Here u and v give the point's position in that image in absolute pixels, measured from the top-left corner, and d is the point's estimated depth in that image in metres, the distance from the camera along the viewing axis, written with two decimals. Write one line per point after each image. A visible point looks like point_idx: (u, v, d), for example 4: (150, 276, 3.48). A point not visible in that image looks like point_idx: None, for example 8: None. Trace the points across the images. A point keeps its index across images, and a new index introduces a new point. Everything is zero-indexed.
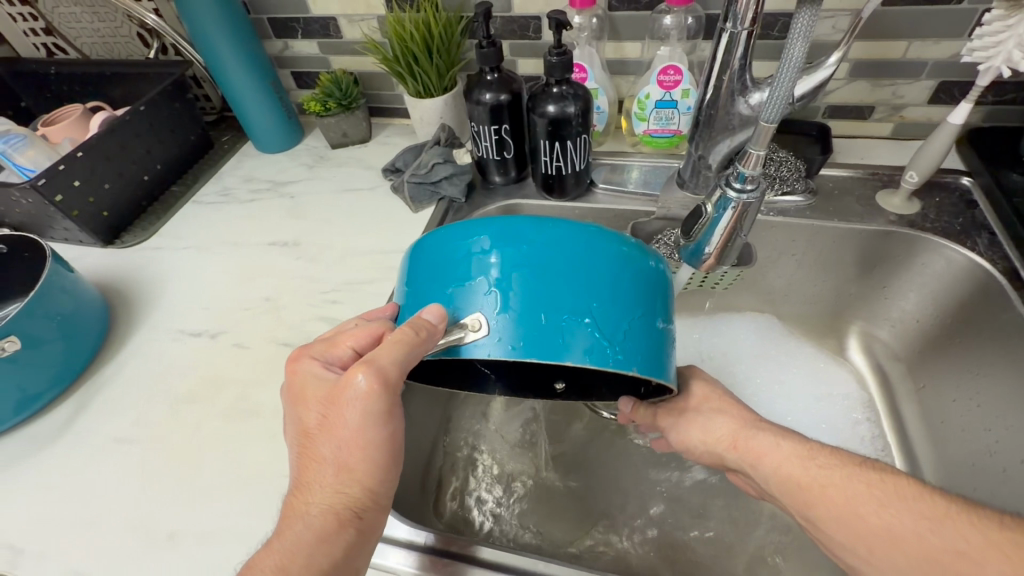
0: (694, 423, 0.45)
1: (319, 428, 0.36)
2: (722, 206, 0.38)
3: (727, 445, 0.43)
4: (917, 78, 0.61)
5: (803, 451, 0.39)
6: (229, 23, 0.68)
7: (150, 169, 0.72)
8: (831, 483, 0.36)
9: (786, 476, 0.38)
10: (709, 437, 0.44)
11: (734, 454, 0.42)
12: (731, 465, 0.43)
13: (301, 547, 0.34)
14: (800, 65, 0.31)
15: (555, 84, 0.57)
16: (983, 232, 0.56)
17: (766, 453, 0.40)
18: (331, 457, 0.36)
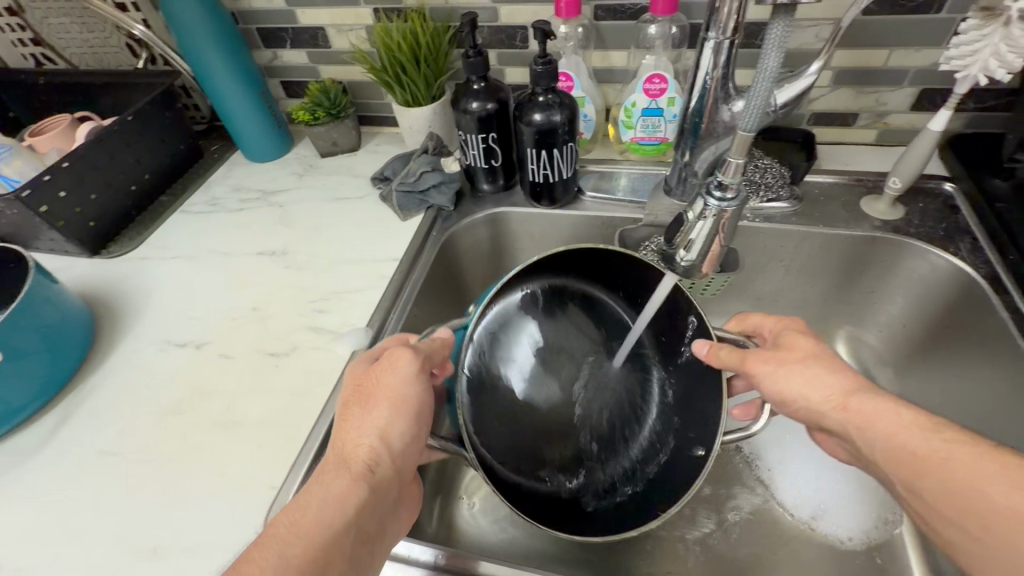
0: (797, 376, 0.40)
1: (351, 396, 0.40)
2: (704, 213, 0.38)
3: (837, 405, 0.38)
4: (899, 86, 0.62)
5: (929, 422, 0.34)
6: (217, 34, 0.69)
7: (138, 178, 0.72)
8: (957, 457, 0.31)
9: (901, 444, 0.34)
10: (818, 395, 0.39)
11: (842, 417, 0.37)
12: (829, 428, 0.39)
13: (321, 498, 0.34)
14: (776, 75, 0.31)
15: (541, 93, 0.57)
16: (966, 237, 0.56)
17: (876, 419, 0.36)
18: (368, 417, 0.39)
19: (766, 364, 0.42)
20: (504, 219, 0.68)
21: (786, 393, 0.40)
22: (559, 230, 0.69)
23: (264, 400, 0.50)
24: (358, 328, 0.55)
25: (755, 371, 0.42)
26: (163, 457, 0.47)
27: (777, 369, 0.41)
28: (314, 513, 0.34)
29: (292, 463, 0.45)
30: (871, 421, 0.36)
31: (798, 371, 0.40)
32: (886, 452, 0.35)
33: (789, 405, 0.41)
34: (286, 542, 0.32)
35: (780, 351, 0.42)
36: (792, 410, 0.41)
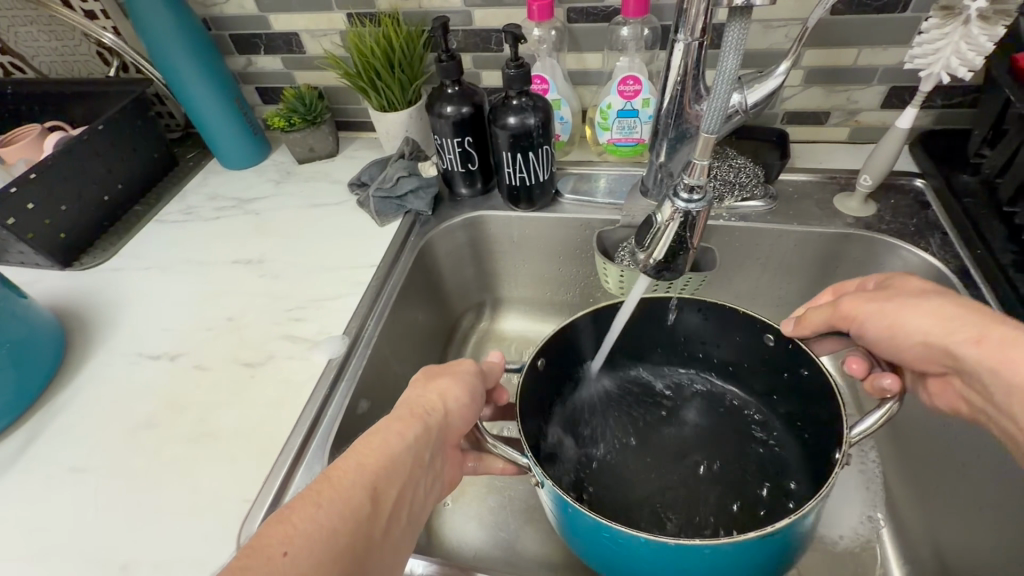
0: (916, 313, 0.39)
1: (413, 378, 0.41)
2: (672, 215, 0.38)
3: (971, 338, 0.36)
4: (868, 84, 0.63)
5: None
6: (188, 40, 0.68)
7: (110, 188, 0.71)
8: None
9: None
10: (942, 329, 0.38)
11: (976, 351, 0.36)
12: (956, 365, 0.38)
13: (385, 443, 0.35)
14: (735, 77, 0.31)
15: (515, 96, 0.57)
16: (935, 232, 0.57)
17: (1014, 358, 0.34)
18: (427, 386, 0.40)
19: (860, 304, 0.42)
20: (483, 222, 0.68)
21: (897, 326, 0.40)
22: (538, 233, 0.68)
23: (239, 411, 0.49)
24: (335, 335, 0.54)
25: (856, 313, 0.42)
26: (136, 473, 0.46)
27: (887, 305, 0.41)
28: (377, 452, 0.34)
29: (267, 475, 0.44)
30: (1010, 358, 0.34)
31: (914, 305, 0.39)
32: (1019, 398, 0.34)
33: (901, 341, 0.41)
34: (357, 459, 0.33)
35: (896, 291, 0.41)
36: (905, 345, 0.41)
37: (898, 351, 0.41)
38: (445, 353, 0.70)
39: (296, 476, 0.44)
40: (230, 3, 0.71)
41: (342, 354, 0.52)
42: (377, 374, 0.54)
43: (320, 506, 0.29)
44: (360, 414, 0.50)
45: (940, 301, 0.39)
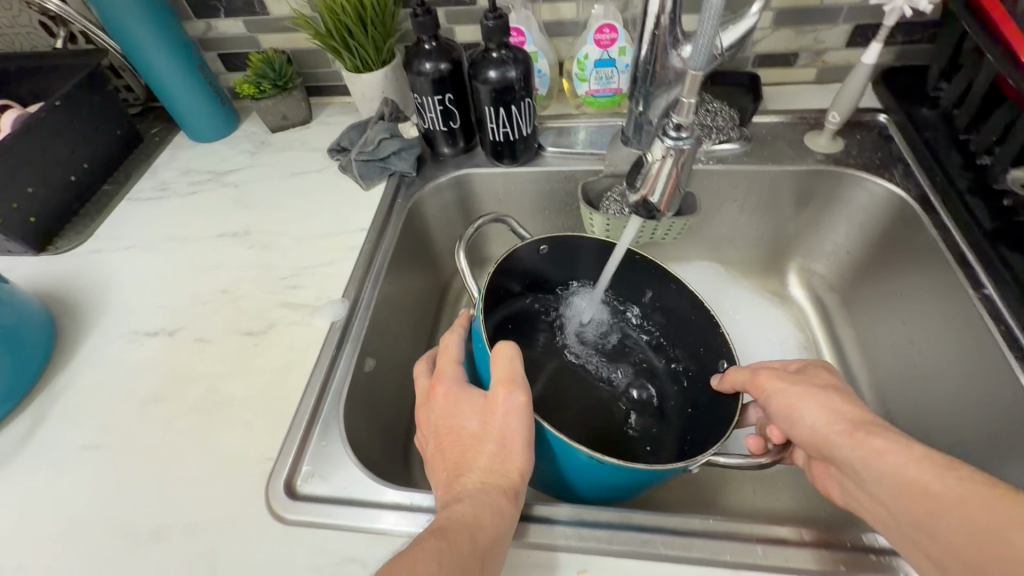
0: (816, 398, 0.41)
1: (467, 427, 0.40)
2: (662, 154, 0.40)
3: (845, 430, 0.38)
4: (834, 23, 0.65)
5: (942, 459, 0.33)
6: (142, 5, 0.64)
7: (76, 168, 0.68)
8: (973, 487, 0.31)
9: (907, 478, 0.33)
10: (826, 420, 0.39)
11: (848, 441, 0.37)
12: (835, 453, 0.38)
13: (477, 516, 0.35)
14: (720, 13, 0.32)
15: (494, 49, 0.57)
16: (898, 164, 0.61)
17: (888, 451, 0.35)
18: (491, 441, 0.39)
19: (776, 381, 0.43)
20: (468, 181, 0.69)
21: (795, 408, 0.41)
22: (523, 187, 0.69)
23: (247, 378, 0.50)
24: (334, 300, 0.55)
25: (766, 386, 0.43)
26: (152, 446, 0.46)
27: (791, 388, 0.42)
28: (486, 528, 0.34)
29: (285, 435, 0.46)
30: (877, 442, 0.36)
31: (815, 393, 0.41)
32: (892, 482, 0.34)
33: (795, 423, 0.41)
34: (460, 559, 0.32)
35: (802, 377, 0.43)
36: (795, 426, 0.41)
37: (790, 430, 0.42)
38: (439, 314, 0.71)
39: (313, 434, 0.45)
40: None
41: (344, 317, 0.53)
42: (379, 334, 0.55)
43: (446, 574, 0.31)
44: (367, 372, 0.52)
45: (835, 393, 0.41)
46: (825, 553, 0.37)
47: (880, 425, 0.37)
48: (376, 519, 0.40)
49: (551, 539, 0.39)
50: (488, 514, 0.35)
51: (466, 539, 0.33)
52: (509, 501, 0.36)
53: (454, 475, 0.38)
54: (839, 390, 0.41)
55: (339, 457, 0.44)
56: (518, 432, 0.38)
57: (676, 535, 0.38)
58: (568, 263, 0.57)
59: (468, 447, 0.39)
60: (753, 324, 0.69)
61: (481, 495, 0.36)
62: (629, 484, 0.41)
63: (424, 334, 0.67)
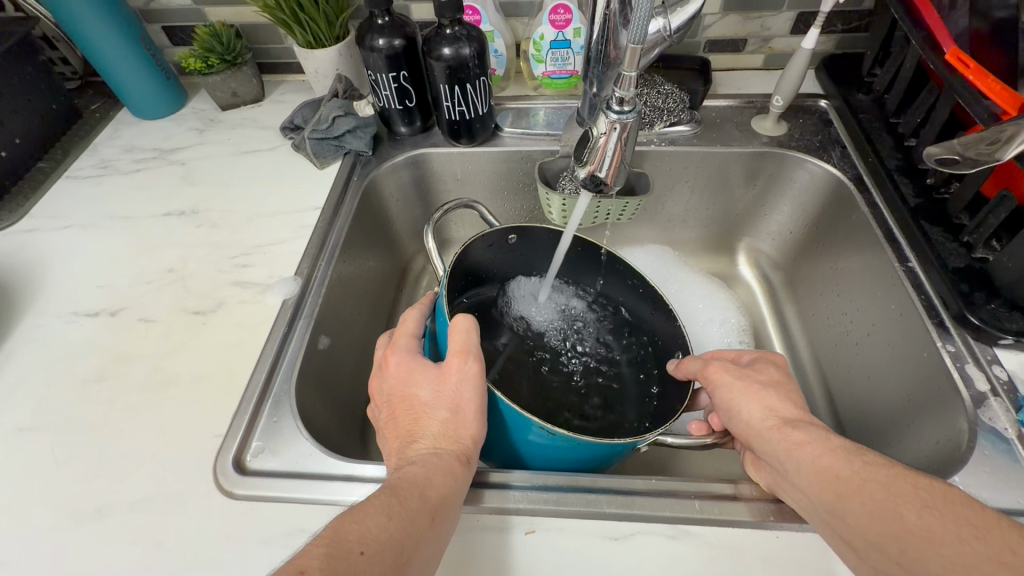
0: (753, 393, 0.42)
1: (419, 396, 0.40)
2: (607, 128, 0.41)
3: (773, 425, 0.39)
4: (779, 10, 0.67)
5: (854, 448, 0.35)
6: None
7: (7, 143, 0.64)
8: (878, 479, 0.33)
9: (825, 466, 0.35)
10: (762, 418, 0.40)
11: (776, 434, 0.38)
12: (761, 447, 0.39)
13: (431, 477, 0.35)
14: None
15: (448, 25, 0.57)
16: (836, 146, 0.64)
17: (809, 442, 0.37)
18: (445, 407, 0.39)
19: (724, 373, 0.44)
20: (425, 161, 0.69)
21: (734, 402, 0.42)
22: (481, 168, 0.70)
23: (195, 357, 0.49)
24: (286, 278, 0.54)
25: (714, 378, 0.44)
26: (92, 426, 0.45)
27: (735, 381, 0.43)
28: (438, 489, 0.35)
29: (234, 410, 0.45)
30: (802, 432, 0.37)
31: (755, 389, 0.42)
32: (809, 474, 0.35)
33: (733, 415, 0.42)
34: (410, 515, 0.32)
35: (749, 372, 0.44)
36: (733, 419, 0.42)
37: (728, 422, 0.43)
38: (399, 294, 0.71)
39: (264, 411, 0.45)
40: None
41: (297, 294, 0.53)
42: (333, 313, 0.55)
43: (395, 525, 0.31)
44: (321, 349, 0.51)
45: (773, 390, 0.42)
46: (759, 505, 0.39)
47: (806, 421, 0.39)
48: (345, 493, 0.40)
49: (502, 502, 0.40)
50: (440, 473, 0.36)
51: (418, 496, 0.34)
52: (462, 464, 0.37)
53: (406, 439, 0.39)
54: (781, 388, 0.42)
55: (291, 432, 0.44)
56: (471, 399, 0.39)
57: (621, 494, 0.40)
58: (528, 254, 0.57)
59: (421, 414, 0.39)
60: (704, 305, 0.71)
61: (435, 459, 0.37)
62: (572, 465, 0.42)
63: (382, 314, 0.67)
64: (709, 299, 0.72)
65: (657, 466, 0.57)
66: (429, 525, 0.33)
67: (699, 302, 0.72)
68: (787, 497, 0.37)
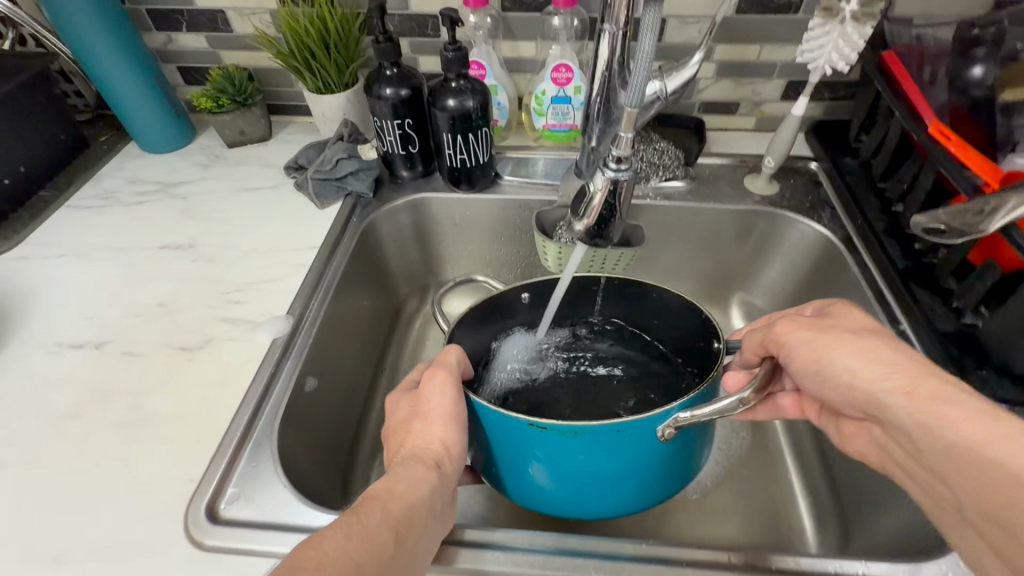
0: (849, 347, 0.36)
1: (408, 423, 0.41)
2: (603, 185, 0.42)
3: (894, 386, 0.33)
4: (770, 78, 0.71)
5: (1011, 423, 0.28)
6: (99, 11, 0.64)
7: (10, 171, 0.65)
8: None
9: (969, 451, 0.29)
10: (872, 374, 0.34)
11: (899, 399, 0.33)
12: (880, 413, 0.34)
13: (395, 485, 0.35)
14: (652, 57, 0.35)
15: (453, 79, 0.59)
16: (826, 208, 0.66)
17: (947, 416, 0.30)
18: (421, 422, 0.40)
19: (802, 332, 0.38)
20: (424, 205, 0.70)
21: (826, 360, 0.37)
22: (479, 213, 0.71)
23: (176, 395, 0.47)
24: (276, 316, 0.54)
25: (787, 339, 0.39)
26: (61, 464, 0.43)
27: (818, 337, 0.38)
28: (399, 497, 0.34)
29: (212, 453, 0.44)
30: (936, 399, 0.31)
31: (847, 340, 0.36)
32: (953, 461, 0.30)
33: (830, 377, 0.37)
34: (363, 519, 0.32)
35: (831, 322, 0.39)
36: (832, 382, 0.37)
37: (827, 389, 0.38)
38: (391, 335, 0.71)
39: (242, 455, 0.43)
40: None
41: (287, 333, 0.52)
42: (323, 353, 0.54)
43: (360, 539, 0.30)
44: (307, 391, 0.50)
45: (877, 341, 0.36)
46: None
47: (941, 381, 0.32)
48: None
49: (483, 565, 0.38)
50: (417, 494, 0.35)
51: (391, 510, 0.33)
52: (428, 471, 0.36)
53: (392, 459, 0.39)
54: (882, 337, 0.36)
55: (269, 479, 0.42)
56: (442, 409, 0.40)
57: (608, 559, 0.38)
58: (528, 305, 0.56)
59: (401, 432, 0.41)
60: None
61: (403, 466, 0.37)
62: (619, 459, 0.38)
63: (373, 355, 0.66)
64: None
65: (647, 527, 0.55)
66: (385, 534, 0.31)
67: None
68: (926, 479, 0.33)
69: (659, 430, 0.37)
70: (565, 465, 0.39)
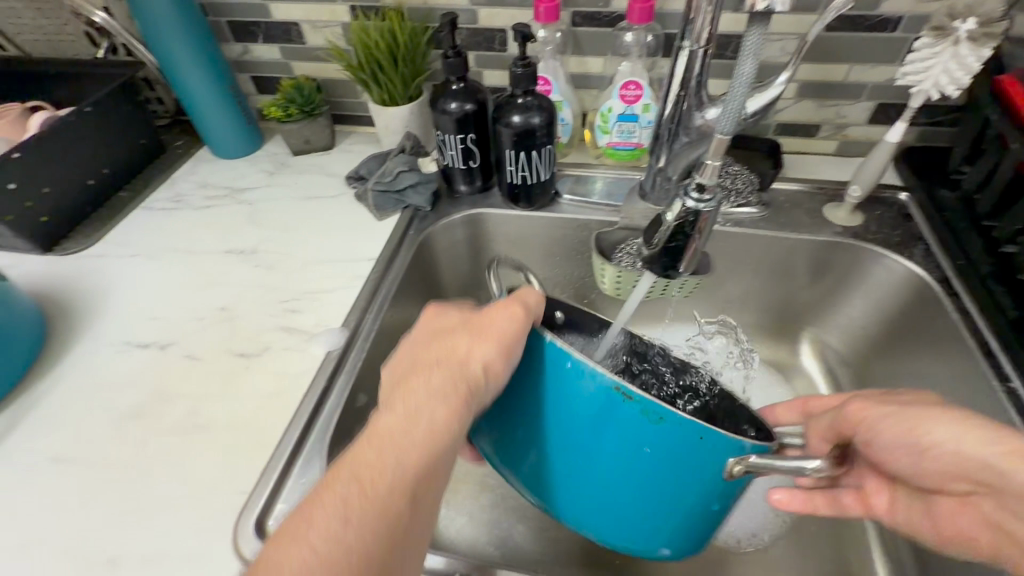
0: None
1: (441, 348, 0.38)
2: (681, 213, 0.40)
3: None
4: (857, 100, 0.66)
5: None
6: (185, 23, 0.67)
7: (95, 172, 0.69)
8: None
9: None
10: None
11: None
12: None
13: (408, 437, 0.34)
14: (751, 80, 0.32)
15: (520, 95, 0.57)
16: (918, 243, 0.60)
17: None
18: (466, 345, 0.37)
19: None
20: (480, 221, 0.69)
21: None
22: (536, 231, 0.69)
23: (231, 402, 0.48)
24: (331, 328, 0.54)
25: None
26: (122, 464, 0.44)
27: None
28: (416, 453, 0.33)
29: (264, 465, 0.43)
30: None
31: None
32: None
33: None
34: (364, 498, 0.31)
35: None
36: None
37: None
38: None
39: (291, 474, 0.43)
40: None
41: (341, 347, 0.51)
42: (375, 369, 0.53)
43: (352, 539, 0.30)
44: (358, 408, 0.49)
45: None
46: None
47: None
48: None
49: None
50: (439, 433, 0.34)
51: (413, 452, 0.33)
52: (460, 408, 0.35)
53: (405, 387, 0.36)
54: None
55: None
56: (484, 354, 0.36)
57: None
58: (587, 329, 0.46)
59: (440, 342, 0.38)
60: (754, 399, 0.66)
61: (429, 395, 0.35)
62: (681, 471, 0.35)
63: None
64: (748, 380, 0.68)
65: None
66: (402, 505, 0.32)
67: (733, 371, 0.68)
68: None
69: (728, 467, 0.34)
70: (608, 449, 0.36)
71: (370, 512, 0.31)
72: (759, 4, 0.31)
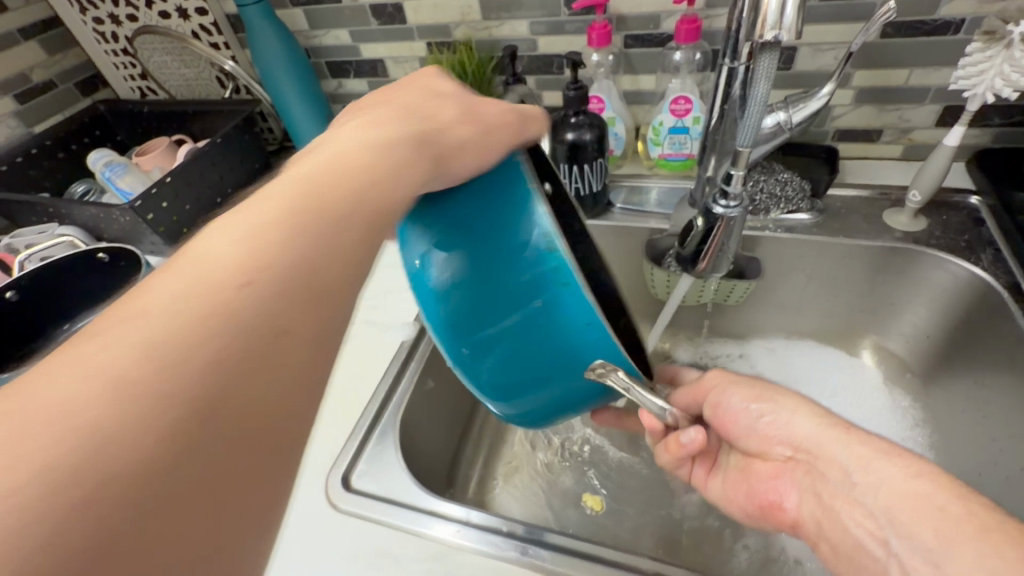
0: None
1: (470, 131, 0.37)
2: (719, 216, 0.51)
3: None
4: (921, 103, 0.65)
5: None
6: (291, 65, 0.79)
7: (222, 192, 0.84)
8: None
9: None
10: None
11: None
12: None
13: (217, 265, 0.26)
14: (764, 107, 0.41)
15: (573, 115, 0.63)
16: (988, 249, 0.58)
17: None
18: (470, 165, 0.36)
19: None
20: None
21: None
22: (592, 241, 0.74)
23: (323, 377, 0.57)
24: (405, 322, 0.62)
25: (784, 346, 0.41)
26: None
27: None
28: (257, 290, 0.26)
29: (350, 432, 0.53)
30: None
31: None
32: None
33: None
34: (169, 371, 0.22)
35: None
36: None
37: None
38: None
39: (371, 440, 0.51)
40: (328, 35, 0.82)
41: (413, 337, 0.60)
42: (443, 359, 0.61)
43: (127, 413, 0.21)
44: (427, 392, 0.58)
45: None
46: None
47: None
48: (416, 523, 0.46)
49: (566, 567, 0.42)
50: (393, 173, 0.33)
51: (335, 202, 0.31)
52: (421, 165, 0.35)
53: (304, 149, 0.34)
54: None
55: (391, 463, 0.49)
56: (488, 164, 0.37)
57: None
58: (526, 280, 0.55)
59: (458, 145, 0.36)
60: (851, 406, 0.66)
61: (389, 152, 0.34)
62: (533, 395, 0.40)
63: None
64: (844, 388, 0.68)
65: None
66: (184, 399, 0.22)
67: (835, 384, 0.68)
68: None
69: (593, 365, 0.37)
70: (510, 357, 0.38)
71: (217, 345, 0.24)
72: (765, 36, 0.35)
